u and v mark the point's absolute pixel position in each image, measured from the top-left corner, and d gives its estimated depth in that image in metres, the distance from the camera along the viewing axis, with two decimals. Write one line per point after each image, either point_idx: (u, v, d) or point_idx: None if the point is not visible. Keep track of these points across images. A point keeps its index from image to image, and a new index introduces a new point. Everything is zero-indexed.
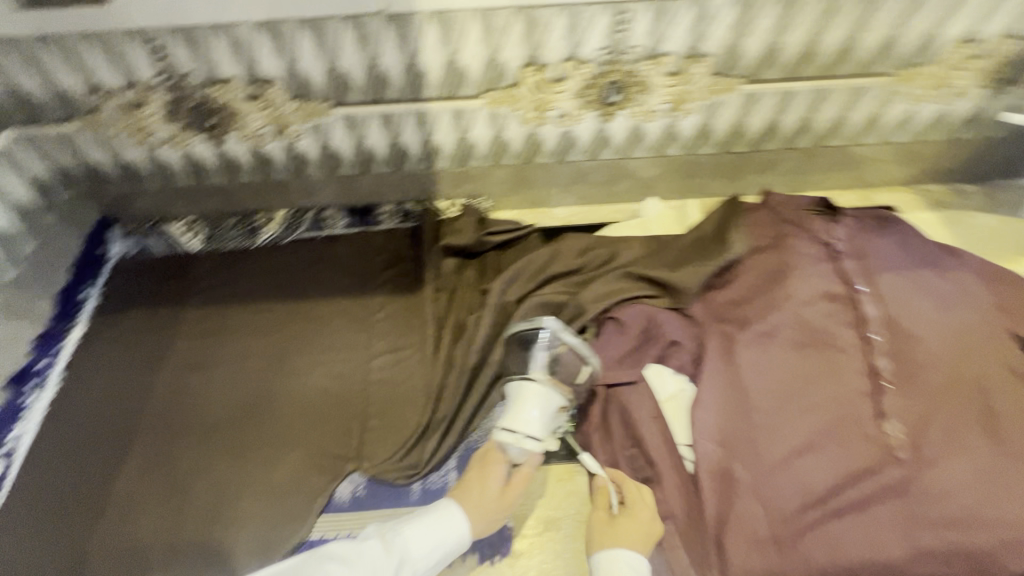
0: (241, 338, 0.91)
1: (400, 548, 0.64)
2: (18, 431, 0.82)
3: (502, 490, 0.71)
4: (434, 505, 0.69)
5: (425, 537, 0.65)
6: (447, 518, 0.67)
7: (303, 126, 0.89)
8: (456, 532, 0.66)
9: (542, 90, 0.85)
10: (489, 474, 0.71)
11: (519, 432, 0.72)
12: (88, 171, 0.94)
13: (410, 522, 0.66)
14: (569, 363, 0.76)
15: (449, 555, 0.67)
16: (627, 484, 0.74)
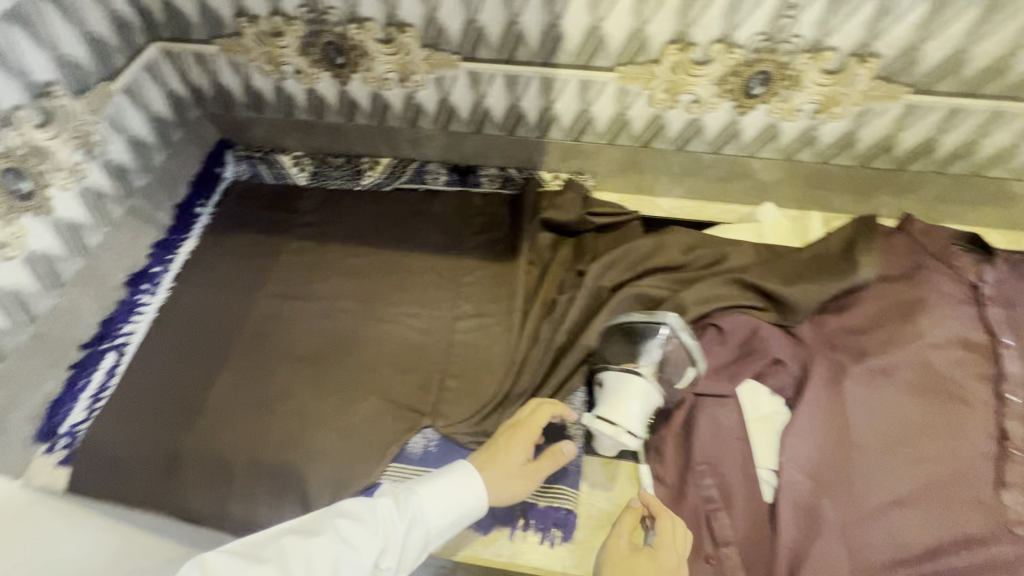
0: (336, 277, 0.93)
1: (417, 507, 0.60)
2: (131, 327, 0.88)
3: (528, 462, 0.68)
4: (450, 469, 0.65)
5: (439, 498, 0.62)
6: (465, 482, 0.64)
7: (427, 77, 0.88)
8: (473, 494, 0.63)
9: (681, 71, 0.79)
10: (516, 445, 0.68)
11: (620, 425, 0.70)
12: (219, 93, 0.98)
13: (424, 482, 0.62)
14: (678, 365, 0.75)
15: (462, 518, 0.64)
16: (664, 518, 0.65)
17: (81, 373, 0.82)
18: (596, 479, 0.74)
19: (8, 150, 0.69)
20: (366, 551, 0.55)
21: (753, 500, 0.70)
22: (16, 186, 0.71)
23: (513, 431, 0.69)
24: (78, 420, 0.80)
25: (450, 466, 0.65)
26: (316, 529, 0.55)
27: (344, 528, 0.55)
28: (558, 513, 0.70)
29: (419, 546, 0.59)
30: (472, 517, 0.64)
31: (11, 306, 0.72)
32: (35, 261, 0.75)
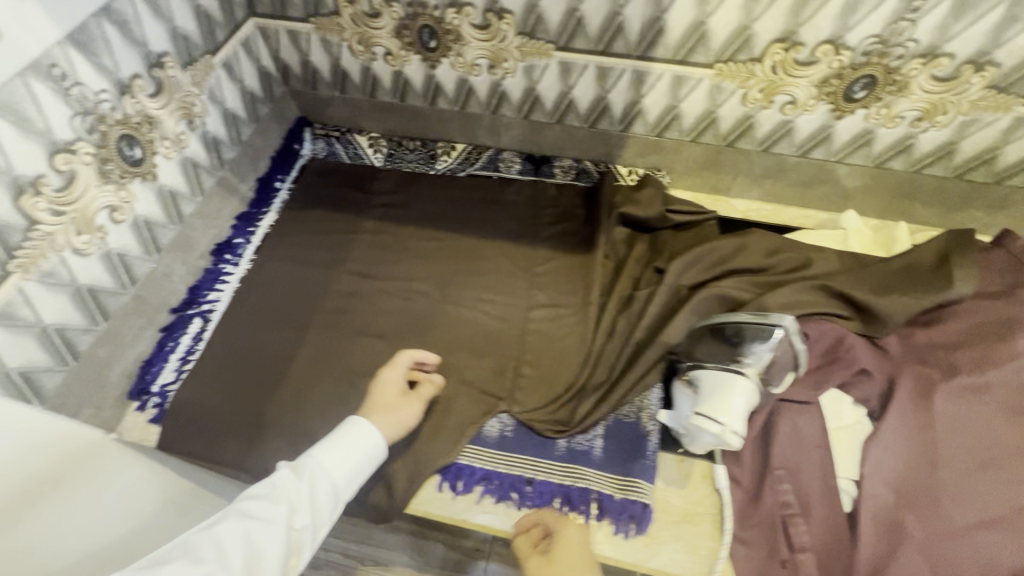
0: (411, 259, 0.94)
1: (307, 468, 0.61)
2: (216, 295, 0.91)
3: (402, 392, 0.74)
4: (341, 427, 0.67)
5: (336, 455, 0.64)
6: (347, 434, 0.66)
7: (518, 64, 0.88)
8: (364, 442, 0.66)
9: (782, 71, 0.78)
10: (384, 382, 0.74)
11: (727, 425, 0.66)
12: (306, 71, 1.00)
13: (318, 445, 0.64)
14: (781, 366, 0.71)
15: (365, 468, 0.66)
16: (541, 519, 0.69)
17: (170, 335, 0.85)
18: (672, 477, 0.74)
19: (125, 117, 0.72)
20: (276, 518, 0.56)
21: (832, 508, 0.69)
22: (129, 153, 0.73)
23: (383, 370, 0.75)
24: (168, 380, 0.83)
25: (340, 427, 0.67)
26: (217, 518, 0.54)
27: (248, 507, 0.56)
28: (634, 507, 0.70)
29: (329, 502, 0.61)
30: (375, 461, 0.67)
31: (117, 268, 0.75)
32: (139, 225, 0.77)
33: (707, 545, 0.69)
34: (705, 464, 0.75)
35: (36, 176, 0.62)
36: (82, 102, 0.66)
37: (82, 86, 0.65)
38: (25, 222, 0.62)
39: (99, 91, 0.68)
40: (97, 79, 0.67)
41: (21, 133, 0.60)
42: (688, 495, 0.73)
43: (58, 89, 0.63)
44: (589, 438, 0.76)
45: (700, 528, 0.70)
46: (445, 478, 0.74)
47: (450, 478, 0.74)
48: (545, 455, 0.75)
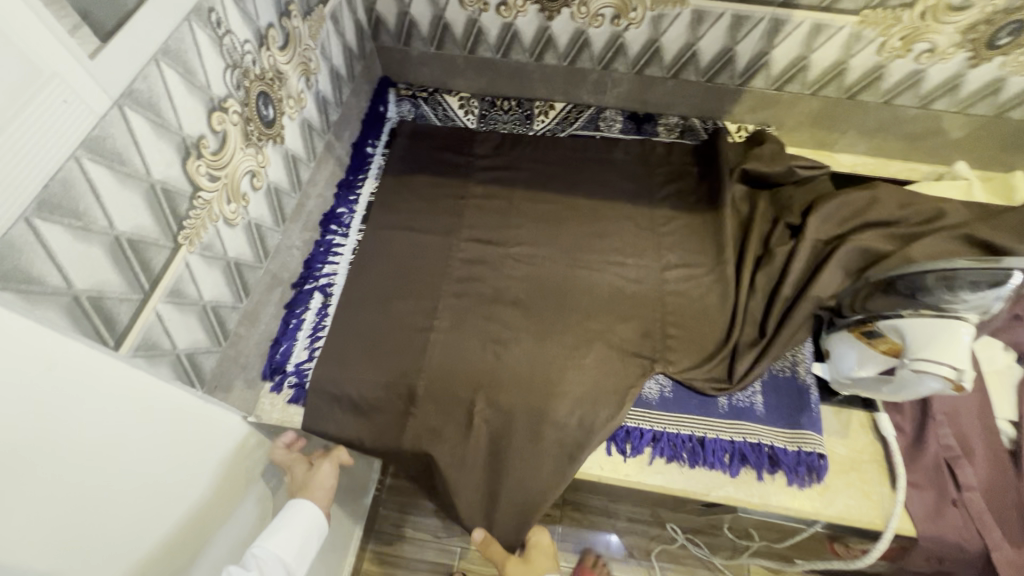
0: (528, 224, 0.91)
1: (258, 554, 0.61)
2: (332, 268, 0.86)
3: (308, 472, 0.73)
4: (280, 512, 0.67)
5: (286, 538, 0.64)
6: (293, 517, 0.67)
7: (646, 14, 0.84)
8: (305, 522, 0.67)
9: (930, 18, 0.77)
10: (297, 466, 0.74)
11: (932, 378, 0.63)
12: (402, 24, 0.93)
13: (267, 534, 0.63)
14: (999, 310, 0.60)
15: (313, 547, 0.67)
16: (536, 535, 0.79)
17: (293, 312, 0.81)
18: (833, 428, 0.75)
19: (263, 73, 0.65)
20: None
21: (992, 449, 0.72)
22: (264, 113, 0.67)
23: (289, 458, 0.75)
24: (302, 358, 0.79)
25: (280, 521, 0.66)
26: None
27: None
28: (810, 458, 0.71)
29: None
30: (320, 539, 0.68)
31: (256, 239, 0.69)
32: (271, 192, 0.71)
33: (880, 490, 0.71)
34: (860, 413, 0.76)
35: (199, 137, 0.56)
36: (231, 54, 0.59)
37: (231, 36, 0.58)
38: (190, 187, 0.56)
39: (244, 42, 0.61)
40: (242, 27, 0.60)
41: (187, 88, 0.53)
42: (852, 444, 0.75)
43: (214, 37, 0.56)
44: (750, 394, 0.76)
45: (869, 474, 0.72)
46: (614, 441, 0.74)
47: (619, 441, 0.74)
48: (708, 414, 0.75)
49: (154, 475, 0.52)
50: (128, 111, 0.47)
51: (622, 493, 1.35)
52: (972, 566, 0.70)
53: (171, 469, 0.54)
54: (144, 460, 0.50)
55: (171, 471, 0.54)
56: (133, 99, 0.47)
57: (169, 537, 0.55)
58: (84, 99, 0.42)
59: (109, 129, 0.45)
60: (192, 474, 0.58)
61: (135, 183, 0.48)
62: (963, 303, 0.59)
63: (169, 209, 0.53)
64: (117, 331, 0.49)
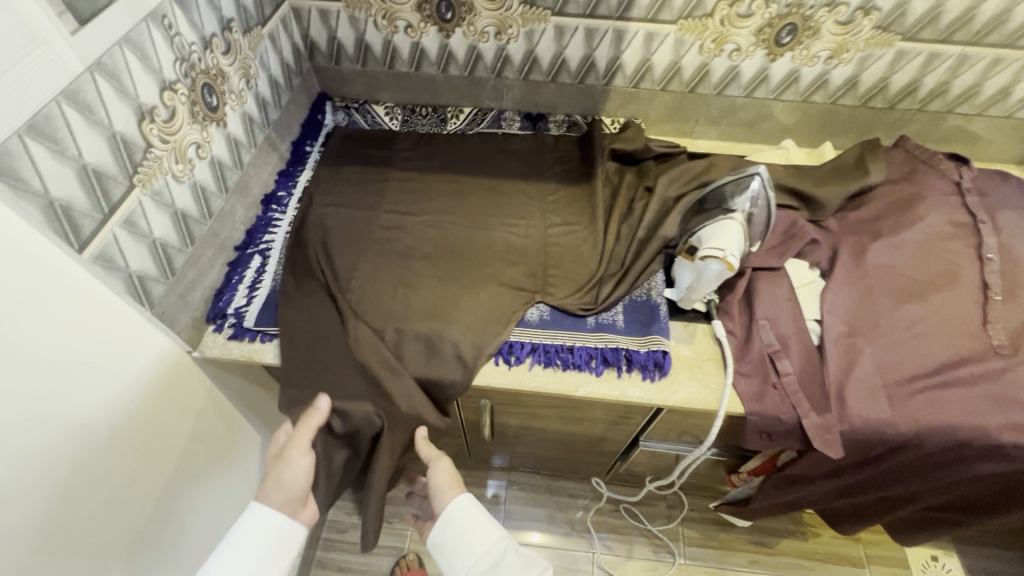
0: (436, 198, 1.10)
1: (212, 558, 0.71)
2: (271, 235, 1.03)
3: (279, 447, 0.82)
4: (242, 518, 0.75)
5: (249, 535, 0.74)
6: (251, 524, 0.73)
7: (520, 30, 1.07)
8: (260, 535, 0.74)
9: (727, 23, 1.01)
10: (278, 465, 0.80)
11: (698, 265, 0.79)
12: (331, 47, 1.16)
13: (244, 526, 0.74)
14: (772, 216, 0.79)
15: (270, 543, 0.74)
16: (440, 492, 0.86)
17: (236, 269, 0.97)
18: (681, 336, 0.93)
19: (207, 68, 0.85)
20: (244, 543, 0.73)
21: (805, 343, 0.89)
22: (208, 99, 0.86)
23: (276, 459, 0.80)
24: (240, 304, 0.94)
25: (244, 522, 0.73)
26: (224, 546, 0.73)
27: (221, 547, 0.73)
28: (657, 355, 0.88)
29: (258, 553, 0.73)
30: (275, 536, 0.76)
31: (201, 199, 0.87)
32: (214, 164, 0.89)
33: (715, 379, 0.88)
34: (702, 324, 0.94)
35: (152, 107, 0.74)
36: (180, 50, 0.78)
37: (180, 37, 0.78)
38: (143, 144, 0.74)
39: (192, 43, 0.81)
40: (189, 32, 0.80)
41: (143, 68, 0.72)
42: (696, 347, 0.92)
43: (166, 36, 0.75)
44: (613, 313, 0.94)
45: (706, 368, 0.89)
46: (500, 355, 0.90)
47: (505, 354, 0.89)
48: (579, 328, 0.92)
49: (89, 363, 0.66)
50: (98, 76, 0.65)
51: (552, 460, 1.46)
52: (793, 436, 0.86)
53: (106, 363, 0.69)
54: (83, 350, 0.66)
55: (104, 368, 0.69)
56: (101, 69, 0.65)
57: (99, 420, 0.69)
58: (63, 59, 0.60)
59: (82, 86, 0.63)
60: (122, 376, 0.72)
61: (100, 129, 0.66)
62: (739, 205, 0.78)
63: (127, 156, 0.71)
64: (81, 238, 0.65)
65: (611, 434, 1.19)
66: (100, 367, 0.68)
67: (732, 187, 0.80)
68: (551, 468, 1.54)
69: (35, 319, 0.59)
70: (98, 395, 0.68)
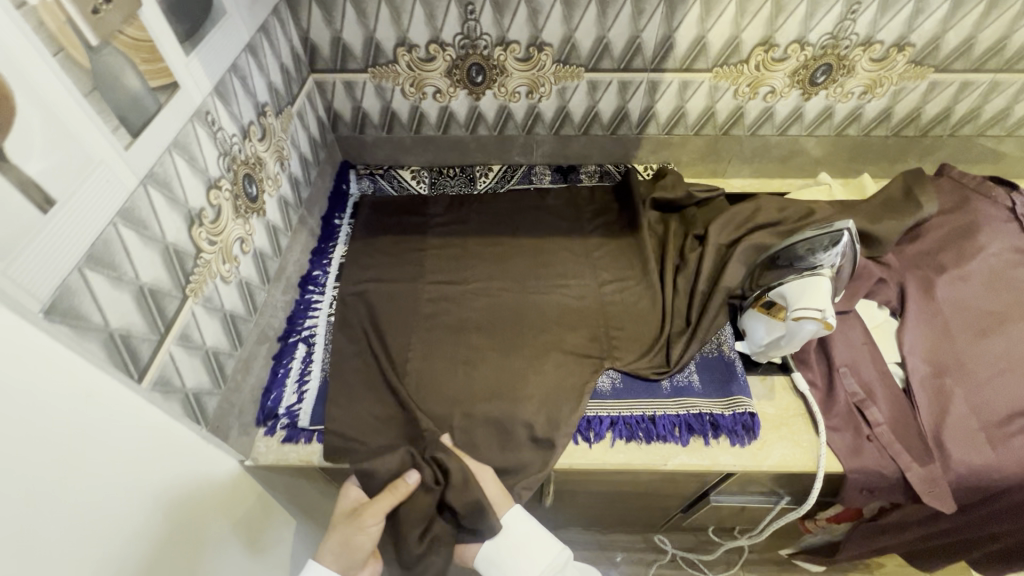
0: (478, 264, 1.06)
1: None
2: (313, 320, 0.97)
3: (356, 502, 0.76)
4: None
5: None
6: None
7: (552, 88, 1.05)
8: None
9: (762, 68, 1.01)
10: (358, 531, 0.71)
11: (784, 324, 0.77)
12: (356, 117, 1.12)
13: None
14: (855, 267, 0.76)
15: None
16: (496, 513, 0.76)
17: (281, 362, 0.91)
18: (761, 392, 0.89)
19: (246, 158, 0.80)
20: None
21: (891, 388, 0.86)
22: (249, 190, 0.81)
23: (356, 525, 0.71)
24: (291, 401, 0.88)
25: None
26: None
27: None
28: (744, 418, 0.83)
29: None
30: None
31: (247, 296, 0.81)
32: (257, 256, 0.84)
33: (806, 437, 0.83)
34: (780, 376, 0.90)
35: (200, 209, 0.69)
36: (223, 144, 0.74)
37: (222, 130, 0.74)
38: (194, 250, 0.68)
39: (233, 135, 0.76)
40: (230, 124, 0.76)
41: (191, 170, 0.67)
42: (778, 402, 0.88)
43: (210, 132, 0.71)
44: (687, 375, 0.89)
45: (795, 425, 0.85)
46: (579, 432, 0.84)
47: (583, 431, 0.84)
48: (655, 395, 0.87)
49: (158, 503, 0.59)
50: (151, 188, 0.60)
51: (608, 517, 1.38)
52: (897, 490, 0.82)
53: (173, 498, 0.62)
54: (154, 491, 0.59)
55: (173, 504, 0.62)
56: (154, 180, 0.60)
57: (171, 563, 0.61)
58: (119, 177, 0.55)
59: (136, 202, 0.58)
60: (190, 506, 0.65)
61: (154, 244, 0.60)
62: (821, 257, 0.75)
63: (180, 267, 0.65)
64: (140, 366, 0.59)
65: (679, 491, 1.14)
66: (168, 505, 0.61)
67: (817, 238, 0.77)
68: (605, 526, 1.46)
69: (110, 470, 0.52)
70: (169, 536, 0.61)
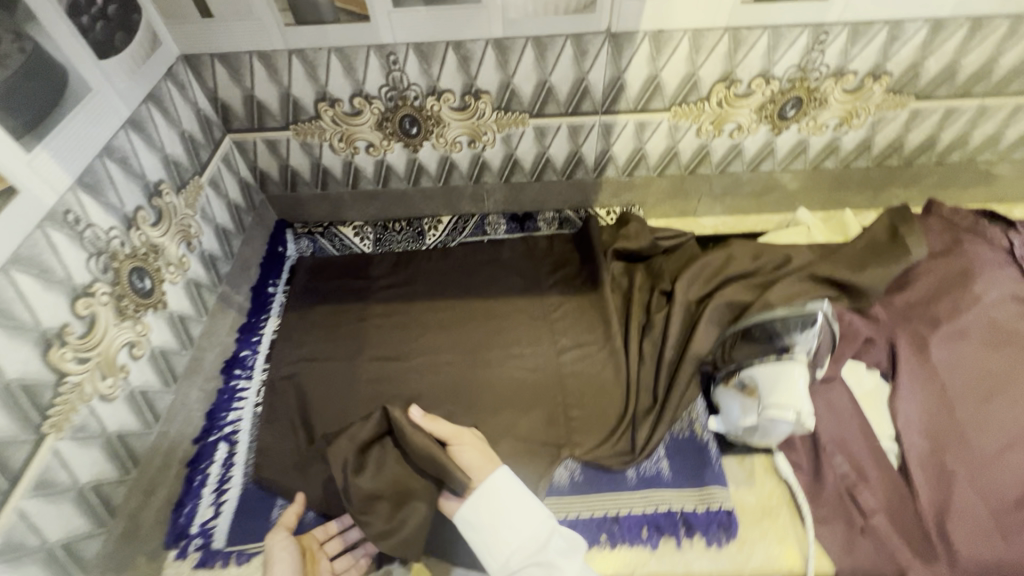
0: (425, 334, 0.96)
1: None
2: (237, 414, 0.86)
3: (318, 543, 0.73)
4: None
5: None
6: None
7: (496, 136, 0.95)
8: None
9: (725, 105, 0.91)
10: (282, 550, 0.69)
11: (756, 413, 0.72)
12: (285, 176, 1.02)
13: None
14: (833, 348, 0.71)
15: None
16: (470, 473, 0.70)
17: (197, 468, 0.79)
18: (739, 477, 0.79)
19: (134, 250, 0.70)
20: None
21: (885, 468, 0.76)
22: (139, 285, 0.70)
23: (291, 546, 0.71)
24: (206, 516, 0.76)
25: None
26: None
27: None
28: (720, 515, 0.73)
29: None
30: None
31: (142, 409, 0.71)
32: (156, 357, 0.74)
33: (794, 533, 0.73)
34: (761, 458, 0.81)
35: (61, 326, 0.59)
36: (95, 244, 0.63)
37: (93, 227, 0.64)
38: (53, 376, 0.57)
39: (109, 229, 0.66)
40: (105, 216, 0.66)
41: (44, 285, 0.57)
42: (759, 490, 0.78)
43: (73, 235, 0.61)
44: (655, 461, 0.79)
45: (780, 518, 0.75)
46: None
47: None
48: (619, 488, 0.77)
49: None
50: None
51: None
52: None
53: None
54: None
55: None
56: None
57: None
58: None
59: None
60: None
61: None
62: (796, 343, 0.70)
63: (29, 402, 0.54)
64: None
65: None
66: None
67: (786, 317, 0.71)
68: None
69: None
70: None
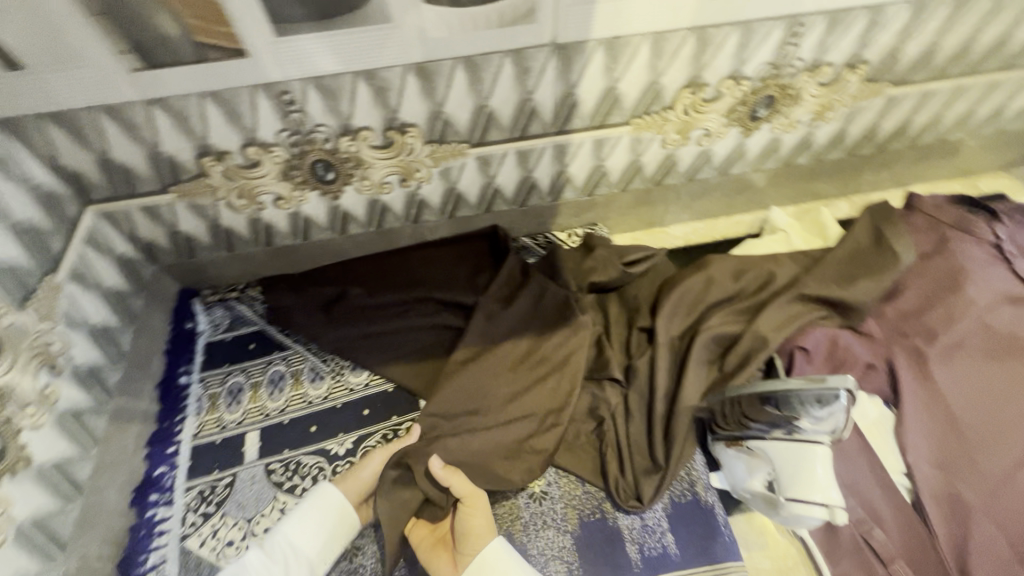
0: (534, 392, 0.77)
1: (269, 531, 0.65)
2: (156, 557, 0.68)
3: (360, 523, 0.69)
4: None
5: None
6: None
7: (432, 171, 0.80)
8: None
9: (692, 112, 0.79)
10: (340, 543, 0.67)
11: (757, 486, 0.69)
12: (178, 244, 0.83)
13: None
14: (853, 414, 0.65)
15: None
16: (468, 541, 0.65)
17: None
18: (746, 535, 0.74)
19: None
20: None
21: (899, 507, 0.71)
22: None
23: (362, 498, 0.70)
24: None
25: (308, 494, 0.68)
26: None
27: None
28: None
29: None
30: None
31: None
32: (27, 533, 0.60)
33: None
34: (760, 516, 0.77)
35: None
36: None
37: None
38: None
39: None
40: None
41: None
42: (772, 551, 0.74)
43: None
44: (660, 537, 0.71)
45: None
46: None
47: None
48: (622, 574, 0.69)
49: None
50: None
51: None
52: None
53: None
54: None
55: None
56: None
57: None
58: None
59: None
60: None
61: None
62: (812, 426, 0.65)
63: None
64: None
65: None
66: None
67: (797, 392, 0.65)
68: None
69: None
70: None
